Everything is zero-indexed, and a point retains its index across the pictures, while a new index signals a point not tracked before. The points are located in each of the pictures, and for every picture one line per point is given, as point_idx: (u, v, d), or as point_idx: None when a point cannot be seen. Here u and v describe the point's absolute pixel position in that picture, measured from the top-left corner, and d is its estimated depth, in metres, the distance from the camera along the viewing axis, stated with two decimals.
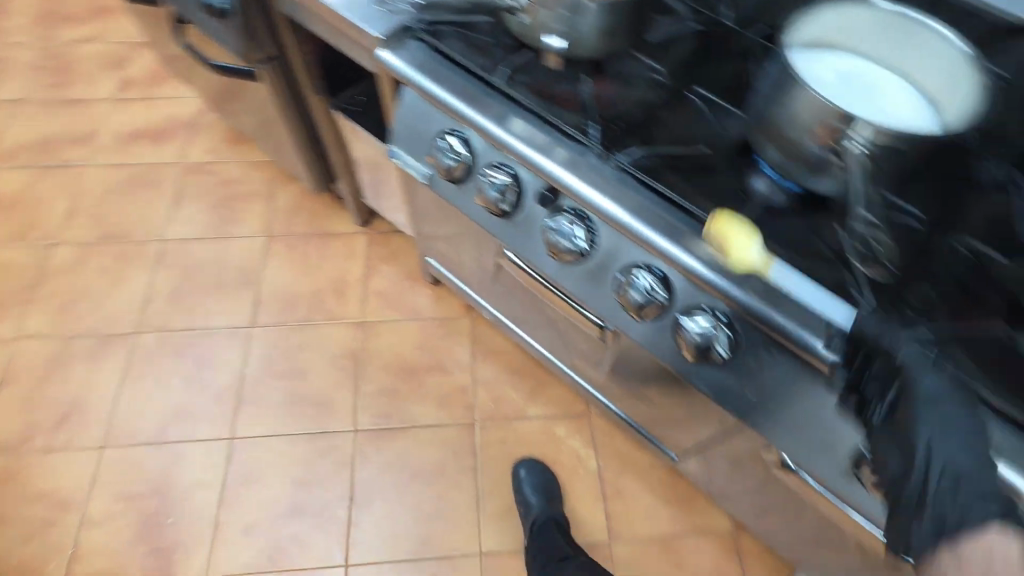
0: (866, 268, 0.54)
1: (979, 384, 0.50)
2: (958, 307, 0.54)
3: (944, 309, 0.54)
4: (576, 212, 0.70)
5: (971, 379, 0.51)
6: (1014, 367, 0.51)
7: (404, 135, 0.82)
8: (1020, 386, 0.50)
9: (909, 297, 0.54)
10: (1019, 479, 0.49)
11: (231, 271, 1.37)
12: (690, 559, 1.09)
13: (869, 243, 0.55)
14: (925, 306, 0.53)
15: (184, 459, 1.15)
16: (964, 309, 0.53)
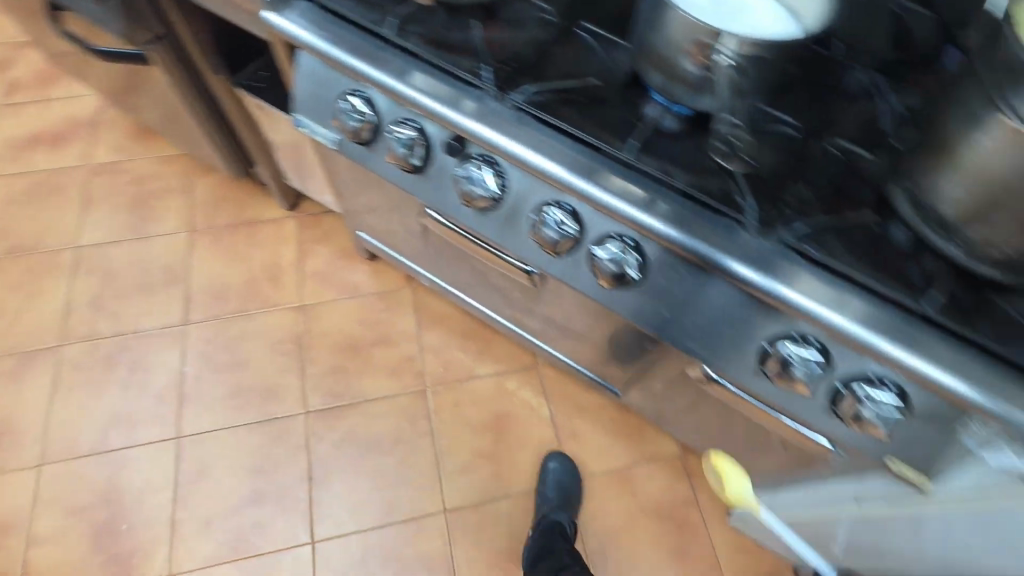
0: (728, 163, 0.59)
1: (853, 268, 0.55)
2: (832, 203, 0.58)
3: (820, 206, 0.58)
4: (484, 158, 0.71)
5: (844, 264, 0.55)
6: (884, 250, 0.56)
7: (306, 101, 0.80)
8: (888, 266, 0.55)
9: (787, 198, 0.58)
10: (909, 358, 0.53)
11: (155, 270, 1.32)
12: (643, 485, 1.16)
13: (729, 139, 0.60)
14: (802, 205, 0.58)
15: (131, 465, 1.12)
16: (837, 204, 0.58)
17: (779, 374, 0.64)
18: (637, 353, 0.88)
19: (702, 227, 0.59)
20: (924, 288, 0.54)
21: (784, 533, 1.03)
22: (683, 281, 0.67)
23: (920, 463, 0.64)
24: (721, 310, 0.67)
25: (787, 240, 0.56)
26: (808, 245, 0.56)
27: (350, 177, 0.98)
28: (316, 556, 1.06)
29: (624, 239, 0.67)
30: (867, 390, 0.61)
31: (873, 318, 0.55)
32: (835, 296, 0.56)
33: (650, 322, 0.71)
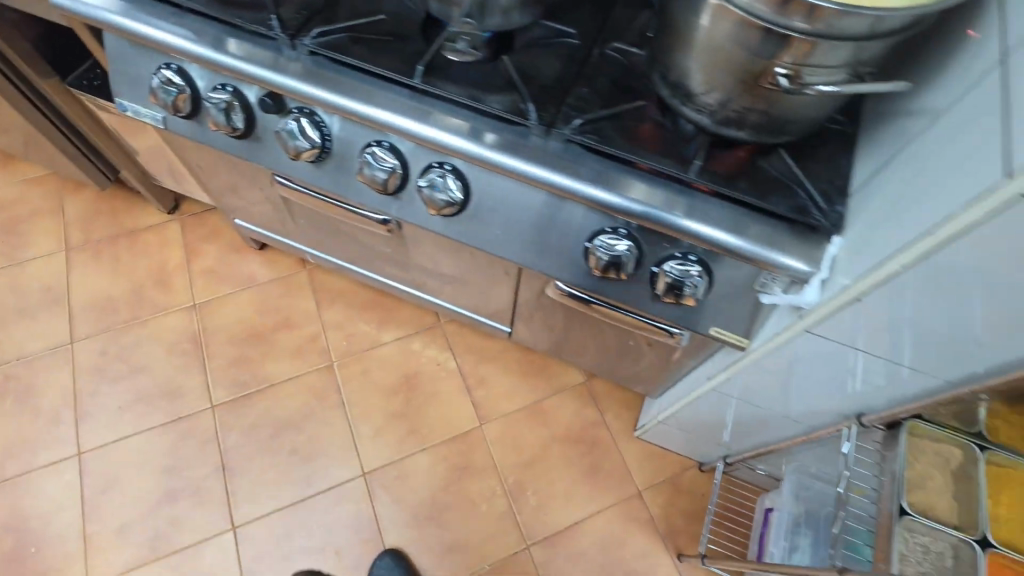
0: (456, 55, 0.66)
1: (632, 151, 0.60)
2: (611, 98, 0.63)
3: (600, 102, 0.63)
4: (301, 109, 0.72)
5: (622, 148, 0.60)
6: (657, 132, 0.61)
7: (122, 83, 0.79)
8: (659, 144, 0.60)
9: (568, 99, 0.63)
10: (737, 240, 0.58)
11: (33, 293, 1.27)
12: (553, 415, 1.22)
13: (456, 35, 0.66)
14: (581, 103, 0.62)
15: (34, 489, 1.10)
16: (614, 98, 0.63)
17: (601, 267, 0.68)
18: (503, 283, 0.93)
19: (535, 152, 0.61)
20: (693, 160, 0.59)
21: (680, 432, 1.10)
22: (508, 200, 0.71)
23: (740, 328, 0.70)
24: (546, 219, 0.71)
25: (565, 133, 0.61)
26: (583, 135, 0.60)
27: (201, 160, 0.97)
28: (239, 540, 1.08)
29: (444, 166, 0.71)
30: (674, 266, 0.66)
31: (696, 211, 0.59)
32: (667, 200, 0.59)
33: (491, 245, 0.75)
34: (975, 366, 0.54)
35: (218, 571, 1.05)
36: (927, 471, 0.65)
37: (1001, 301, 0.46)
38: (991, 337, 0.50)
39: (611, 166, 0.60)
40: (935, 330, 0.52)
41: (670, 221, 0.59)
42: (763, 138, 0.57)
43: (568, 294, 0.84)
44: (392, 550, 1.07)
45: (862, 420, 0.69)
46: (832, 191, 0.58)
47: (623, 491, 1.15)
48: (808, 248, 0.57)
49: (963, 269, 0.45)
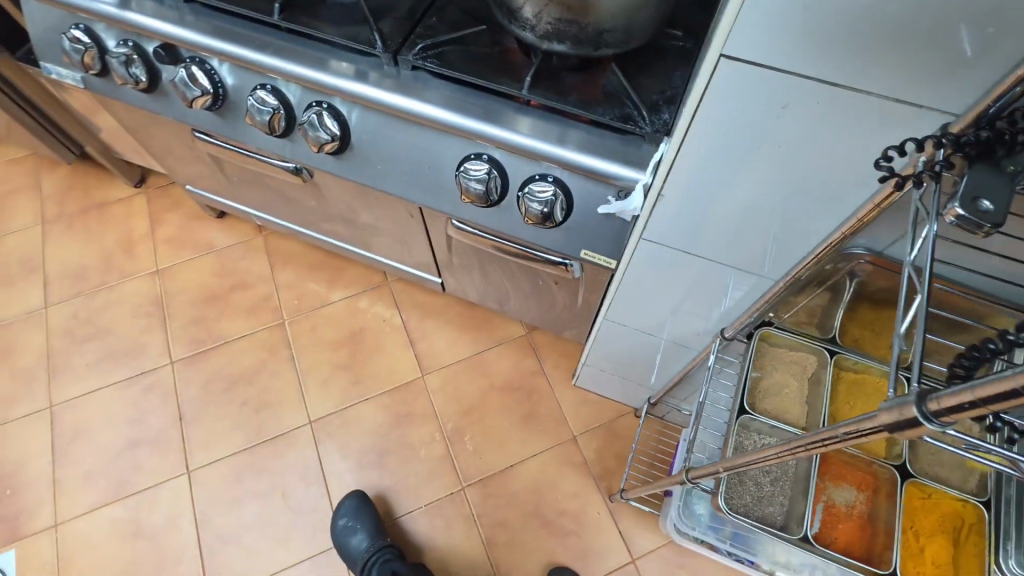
0: None
1: (472, 74, 0.65)
2: (458, 24, 0.69)
3: (449, 28, 0.69)
4: (193, 58, 0.77)
5: (462, 72, 0.65)
6: (499, 58, 0.67)
7: (45, 48, 0.87)
8: (495, 68, 0.66)
9: (417, 29, 0.68)
10: (609, 165, 0.61)
11: (13, 263, 1.37)
12: (493, 365, 1.25)
13: None
14: (430, 30, 0.68)
15: (10, 439, 1.19)
16: (463, 24, 0.69)
17: (472, 196, 0.72)
18: (413, 227, 0.97)
19: (393, 82, 0.67)
20: (525, 78, 0.64)
21: (610, 380, 1.12)
22: (384, 136, 0.75)
23: (607, 250, 0.73)
24: (423, 153, 0.74)
25: (410, 61, 0.66)
26: (425, 60, 0.65)
27: (135, 124, 1.03)
28: (192, 483, 1.14)
29: (321, 105, 0.74)
30: (534, 188, 0.69)
31: (577, 141, 0.63)
32: (547, 130, 0.64)
33: (378, 182, 0.79)
34: (791, 253, 0.56)
35: (172, 511, 1.12)
36: (781, 377, 0.68)
37: (770, 180, 0.48)
38: (782, 221, 0.52)
39: (494, 102, 0.65)
40: (734, 218, 0.54)
41: (554, 151, 0.63)
42: (585, 51, 0.59)
43: (461, 228, 0.84)
44: (359, 494, 1.10)
45: (724, 334, 0.70)
46: (660, 100, 0.61)
47: (558, 436, 1.18)
48: (631, 157, 0.61)
49: (719, 148, 0.47)
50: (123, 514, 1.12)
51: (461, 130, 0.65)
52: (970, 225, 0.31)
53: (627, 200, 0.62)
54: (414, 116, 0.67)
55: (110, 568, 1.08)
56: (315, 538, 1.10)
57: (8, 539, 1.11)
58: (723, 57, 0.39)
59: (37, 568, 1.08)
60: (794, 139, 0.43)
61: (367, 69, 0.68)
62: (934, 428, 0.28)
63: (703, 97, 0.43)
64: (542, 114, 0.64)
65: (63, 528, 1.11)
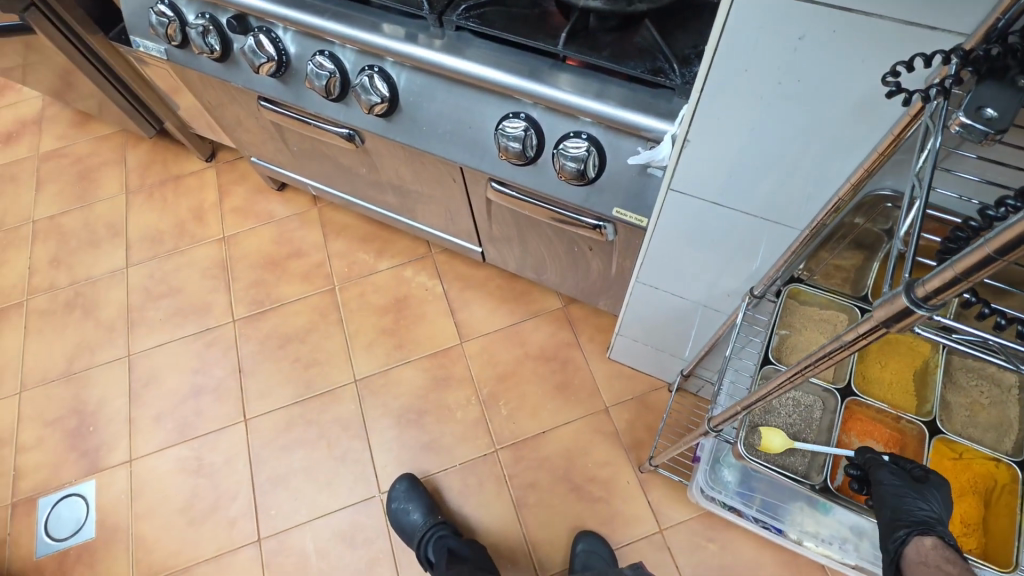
0: None
1: (513, 33, 0.69)
2: None
3: None
4: (261, 29, 0.85)
5: (503, 31, 0.69)
6: (537, 18, 0.70)
7: (136, 24, 0.97)
8: (535, 26, 0.69)
9: None
10: (641, 117, 0.64)
11: (101, 228, 1.52)
12: (530, 336, 1.28)
13: None
14: None
15: (95, 381, 1.32)
16: None
17: (510, 153, 0.75)
18: (455, 192, 1.02)
19: (438, 42, 0.72)
20: (560, 35, 0.67)
21: (644, 351, 1.13)
22: (431, 98, 0.80)
23: (639, 208, 0.75)
24: (466, 113, 0.78)
25: (455, 21, 0.71)
26: (467, 20, 0.70)
27: (208, 96, 1.13)
28: (248, 430, 1.24)
29: (373, 69, 0.80)
30: (568, 145, 0.72)
31: (610, 94, 0.65)
32: (582, 85, 0.66)
33: (423, 144, 0.84)
34: (818, 198, 0.57)
35: (229, 454, 1.22)
36: (810, 336, 0.67)
37: (794, 117, 0.49)
38: (807, 161, 0.53)
39: (532, 59, 0.69)
40: (760, 163, 0.56)
41: (588, 103, 0.66)
42: (619, 6, 0.63)
43: (499, 189, 0.87)
44: (410, 476, 1.14)
45: (753, 293, 0.70)
46: (691, 55, 0.64)
47: (591, 406, 1.20)
48: (660, 110, 0.63)
49: (741, 85, 0.49)
50: (187, 454, 1.23)
51: (501, 86, 0.69)
52: (975, 133, 0.34)
53: (655, 150, 0.64)
54: (458, 73, 0.71)
55: (174, 501, 1.18)
56: (356, 488, 1.17)
57: (89, 470, 1.23)
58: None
59: (112, 497, 1.20)
60: (813, 72, 0.45)
61: (415, 31, 0.73)
62: (925, 315, 0.29)
63: (724, 31, 0.45)
64: (578, 70, 0.67)
65: (136, 463, 1.23)
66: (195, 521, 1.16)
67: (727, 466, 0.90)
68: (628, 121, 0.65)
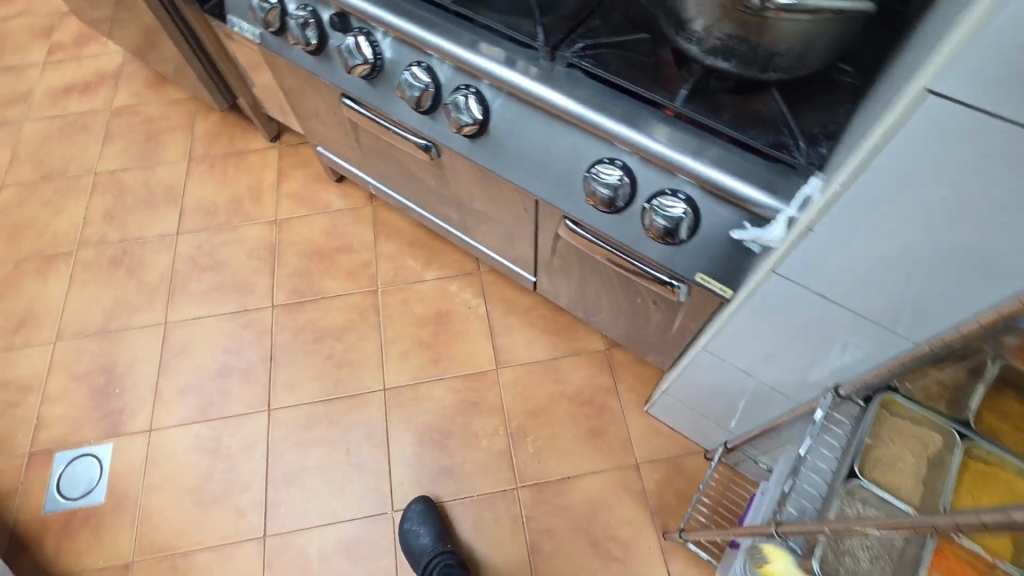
0: None
1: (625, 78, 0.66)
2: (620, 29, 0.69)
3: (609, 31, 0.69)
4: (361, 30, 0.83)
5: (615, 75, 0.66)
6: (651, 67, 0.67)
7: (235, 4, 0.97)
8: (651, 76, 0.66)
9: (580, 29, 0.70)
10: (746, 189, 0.59)
11: (160, 190, 1.53)
12: (567, 374, 1.24)
13: None
14: (591, 32, 0.69)
15: (128, 343, 1.32)
16: (624, 29, 0.69)
17: (596, 199, 0.72)
18: (524, 221, 0.99)
19: (544, 73, 0.69)
20: (679, 91, 0.64)
21: (687, 414, 1.08)
22: (524, 131, 0.77)
23: (725, 278, 0.71)
24: (557, 148, 0.75)
25: (569, 59, 0.68)
26: (583, 60, 0.67)
27: (291, 83, 1.12)
28: (270, 420, 1.22)
29: (469, 89, 0.78)
30: (663, 202, 0.68)
31: (714, 157, 0.61)
32: (678, 139, 0.63)
33: (506, 170, 0.82)
34: (942, 318, 0.52)
35: (248, 441, 1.20)
36: (899, 451, 0.60)
37: (944, 237, 0.44)
38: (943, 280, 0.48)
39: (632, 104, 0.65)
40: (884, 271, 0.51)
41: (682, 163, 0.62)
42: (750, 72, 0.59)
43: (574, 230, 0.86)
44: (425, 498, 1.11)
45: (838, 391, 0.67)
46: (819, 135, 0.60)
47: (621, 459, 1.15)
48: (777, 185, 0.58)
49: (892, 193, 0.44)
50: (206, 433, 1.21)
51: (597, 129, 0.66)
52: None
53: (766, 229, 0.59)
54: (551, 109, 0.69)
55: (187, 479, 1.17)
56: (368, 501, 1.13)
57: (109, 433, 1.22)
58: (928, 92, 0.36)
59: (126, 463, 1.19)
60: (986, 197, 0.40)
61: (517, 57, 0.71)
62: None
63: (891, 136, 0.40)
64: (679, 124, 0.64)
65: (154, 434, 1.22)
66: (204, 504, 1.14)
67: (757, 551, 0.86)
68: (728, 188, 0.60)
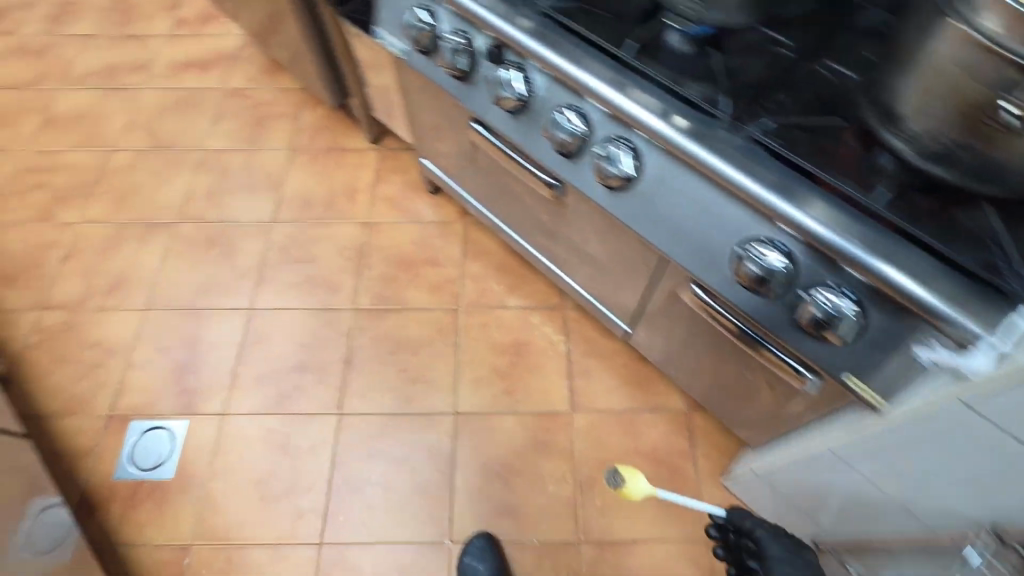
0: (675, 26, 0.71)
1: (808, 161, 0.62)
2: (810, 110, 0.65)
3: (798, 110, 0.65)
4: (516, 64, 0.81)
5: (796, 154, 0.62)
6: (841, 154, 0.62)
7: (387, 18, 0.97)
8: (842, 166, 0.61)
9: (766, 103, 0.66)
10: (931, 297, 0.55)
11: (261, 176, 1.56)
12: (643, 429, 1.20)
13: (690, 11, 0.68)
14: (779, 108, 0.65)
15: (212, 323, 1.34)
16: (814, 110, 0.65)
17: (746, 276, 0.68)
18: (639, 274, 0.95)
19: (710, 136, 0.65)
20: (875, 187, 0.59)
21: (772, 499, 1.02)
22: (675, 193, 0.73)
23: (877, 383, 0.66)
24: (709, 217, 0.71)
25: (753, 133, 0.64)
26: (773, 139, 0.63)
27: (418, 97, 1.12)
28: (339, 425, 1.21)
29: (624, 142, 0.74)
30: (824, 296, 0.64)
31: (887, 253, 0.57)
32: (841, 223, 0.59)
33: (643, 227, 0.78)
34: None
35: (316, 443, 1.19)
36: None
37: None
38: None
39: (796, 180, 0.62)
40: None
41: (846, 250, 0.58)
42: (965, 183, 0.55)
43: (701, 298, 0.83)
44: (486, 534, 1.09)
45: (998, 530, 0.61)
46: None
47: (691, 531, 1.10)
48: (980, 305, 0.53)
49: None
50: (276, 427, 1.21)
51: (754, 199, 0.62)
52: None
53: (964, 357, 0.54)
54: (705, 171, 0.65)
55: (253, 470, 1.17)
56: (427, 526, 1.11)
57: (184, 410, 1.24)
58: None
59: (197, 443, 1.20)
60: None
61: (671, 110, 0.68)
62: None
63: None
64: (845, 209, 0.60)
65: (226, 419, 1.23)
66: (266, 499, 1.14)
67: (759, 541, 0.80)
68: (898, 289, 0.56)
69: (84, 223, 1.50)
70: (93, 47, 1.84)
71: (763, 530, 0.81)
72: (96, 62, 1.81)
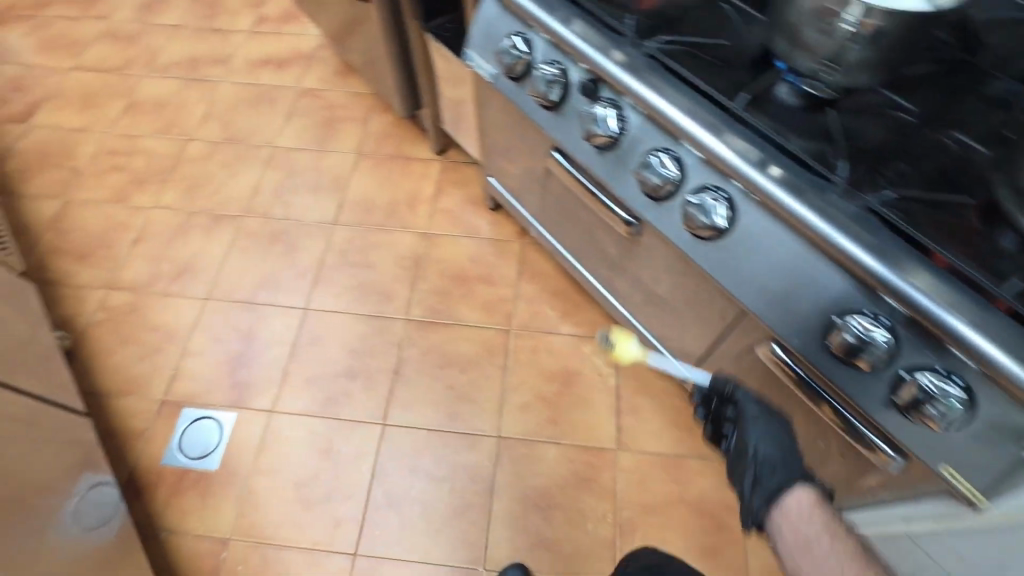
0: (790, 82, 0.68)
1: (930, 238, 0.58)
2: (934, 183, 0.61)
3: (920, 181, 0.62)
4: (612, 101, 0.80)
5: (916, 229, 0.59)
6: (967, 234, 0.58)
7: (479, 41, 0.97)
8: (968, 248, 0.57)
9: (885, 171, 0.63)
10: None
11: (326, 177, 1.58)
12: (690, 476, 1.16)
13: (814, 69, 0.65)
14: (899, 178, 0.62)
15: (268, 319, 1.37)
16: (937, 183, 0.61)
17: (841, 347, 0.64)
18: (710, 322, 0.92)
19: (822, 200, 0.62)
20: (1005, 274, 0.56)
21: None
22: (770, 251, 0.70)
23: (978, 481, 0.62)
24: (805, 281, 0.68)
25: (872, 204, 0.60)
26: (892, 212, 0.60)
27: (497, 118, 1.12)
28: (382, 435, 1.21)
29: (719, 192, 0.72)
30: (931, 381, 0.59)
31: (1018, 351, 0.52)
32: (967, 310, 0.55)
33: (727, 280, 0.75)
34: None
35: (359, 451, 1.20)
36: None
37: None
38: None
39: (917, 259, 0.58)
40: None
41: (970, 341, 0.54)
42: None
43: (780, 361, 0.78)
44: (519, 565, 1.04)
45: None
46: None
47: None
48: None
49: None
50: (321, 430, 1.22)
51: (868, 274, 0.59)
52: None
53: None
54: (814, 237, 0.62)
55: (295, 471, 1.18)
56: (461, 550, 1.10)
57: (234, 403, 1.26)
58: None
59: (244, 438, 1.22)
60: None
61: (780, 166, 0.65)
62: None
63: None
64: (971, 296, 0.55)
65: (273, 416, 1.24)
66: (306, 502, 1.15)
67: (738, 404, 0.79)
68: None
69: (156, 209, 1.55)
70: (179, 38, 1.91)
71: (743, 393, 0.79)
72: (180, 52, 1.87)
